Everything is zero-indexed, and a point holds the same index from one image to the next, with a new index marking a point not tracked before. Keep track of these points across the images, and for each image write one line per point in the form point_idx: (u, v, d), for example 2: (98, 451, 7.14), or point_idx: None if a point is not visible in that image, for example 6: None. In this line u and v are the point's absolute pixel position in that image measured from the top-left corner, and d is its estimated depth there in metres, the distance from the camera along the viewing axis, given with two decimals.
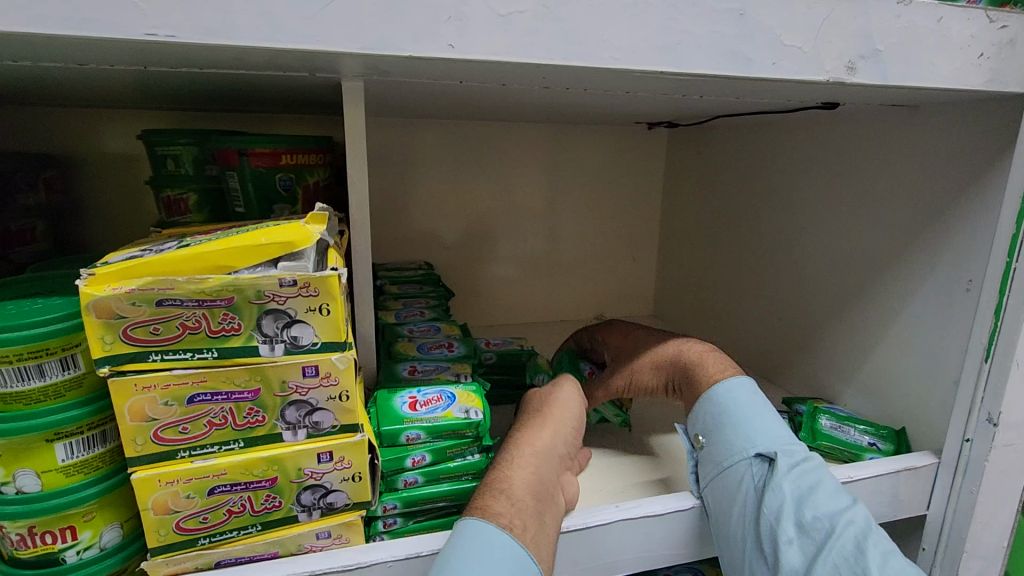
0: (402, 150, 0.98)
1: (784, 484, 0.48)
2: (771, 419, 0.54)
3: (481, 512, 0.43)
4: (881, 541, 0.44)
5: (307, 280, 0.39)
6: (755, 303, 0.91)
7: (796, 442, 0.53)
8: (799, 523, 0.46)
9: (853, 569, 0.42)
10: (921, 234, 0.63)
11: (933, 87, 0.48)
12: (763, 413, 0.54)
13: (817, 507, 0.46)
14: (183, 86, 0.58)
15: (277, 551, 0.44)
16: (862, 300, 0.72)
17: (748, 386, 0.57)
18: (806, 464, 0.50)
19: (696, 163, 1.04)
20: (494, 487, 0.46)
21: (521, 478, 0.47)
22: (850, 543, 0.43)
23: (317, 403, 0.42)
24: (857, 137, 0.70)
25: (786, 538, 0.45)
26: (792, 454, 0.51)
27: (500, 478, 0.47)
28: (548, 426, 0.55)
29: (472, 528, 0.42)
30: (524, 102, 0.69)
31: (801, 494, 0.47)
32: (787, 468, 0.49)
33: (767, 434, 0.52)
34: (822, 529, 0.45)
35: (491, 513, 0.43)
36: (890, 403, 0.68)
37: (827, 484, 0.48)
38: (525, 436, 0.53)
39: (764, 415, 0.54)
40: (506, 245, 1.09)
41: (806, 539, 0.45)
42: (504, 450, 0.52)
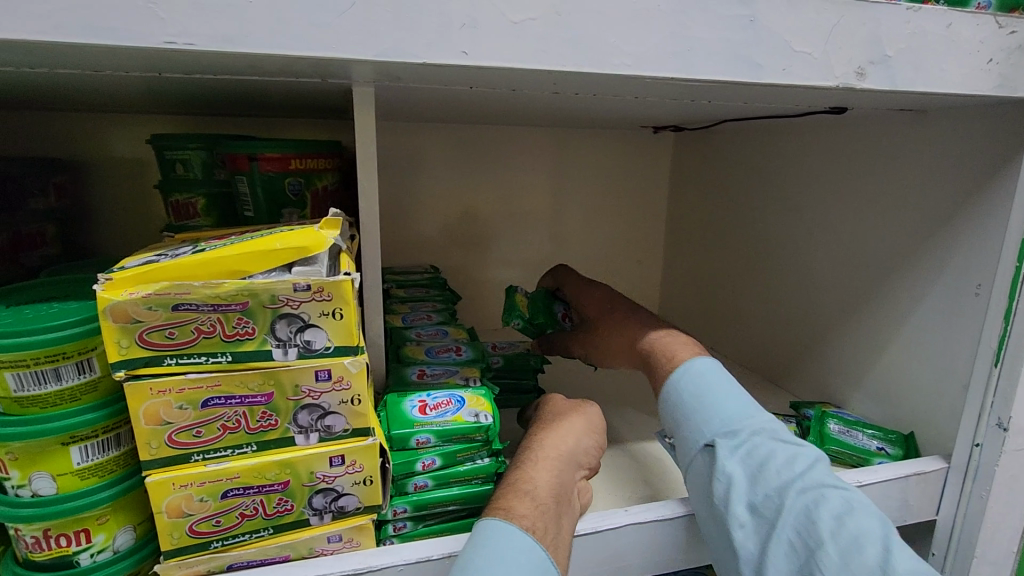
0: (409, 154, 0.99)
1: (729, 468, 0.48)
2: (719, 394, 0.54)
3: (505, 514, 0.44)
4: (835, 500, 0.44)
5: (321, 285, 0.39)
6: (762, 307, 0.91)
7: (749, 414, 0.52)
8: (752, 504, 0.47)
9: (806, 541, 0.43)
10: (929, 239, 0.63)
11: (942, 92, 0.48)
12: (709, 390, 0.54)
13: (765, 485, 0.47)
14: (194, 92, 0.58)
15: (288, 555, 0.44)
16: (869, 304, 0.71)
17: (694, 367, 0.57)
18: (755, 438, 0.50)
19: (701, 166, 1.05)
20: (517, 488, 0.47)
21: (545, 481, 0.48)
22: (800, 515, 0.44)
23: (329, 407, 0.42)
24: (864, 142, 0.71)
25: (737, 524, 0.46)
26: (737, 433, 0.51)
27: (524, 478, 0.48)
28: (571, 432, 0.56)
29: (495, 528, 0.42)
30: (532, 107, 0.69)
31: (749, 474, 0.48)
32: (732, 450, 0.50)
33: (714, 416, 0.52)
34: (774, 505, 0.46)
35: (516, 515, 0.44)
36: (899, 407, 0.68)
37: (780, 455, 0.49)
38: (548, 438, 0.54)
39: (711, 394, 0.54)
40: (511, 249, 1.09)
41: (759, 519, 0.46)
42: (523, 453, 0.52)
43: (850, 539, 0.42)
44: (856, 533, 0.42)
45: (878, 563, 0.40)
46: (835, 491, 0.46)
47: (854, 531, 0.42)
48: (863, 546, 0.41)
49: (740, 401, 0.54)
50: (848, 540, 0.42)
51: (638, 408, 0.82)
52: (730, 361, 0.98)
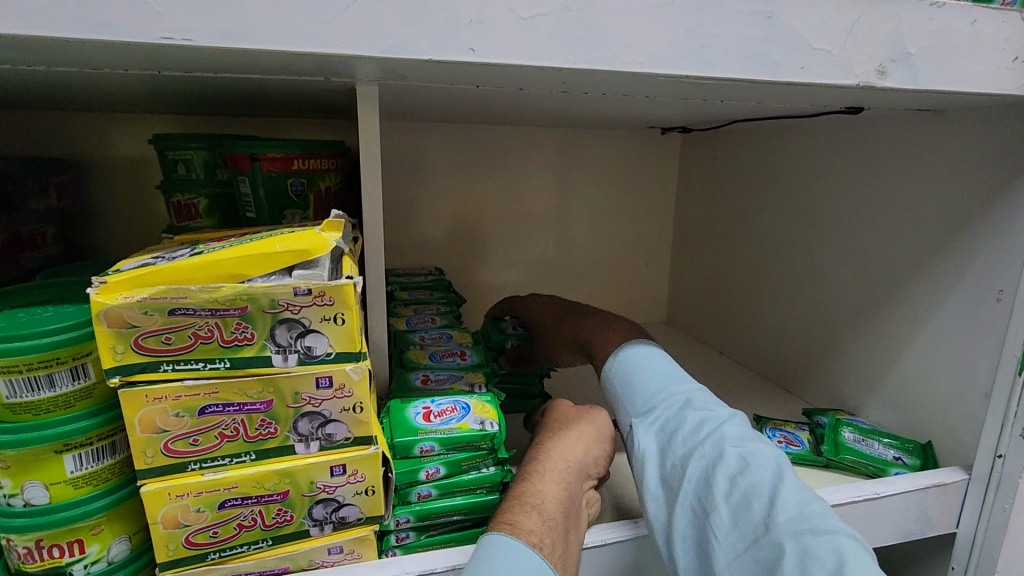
0: (413, 155, 0.98)
1: (643, 444, 0.49)
2: (645, 377, 0.55)
3: (511, 529, 0.42)
4: (732, 460, 0.44)
5: (322, 289, 0.38)
6: (772, 312, 0.89)
7: (668, 389, 0.53)
8: (663, 477, 0.47)
9: (702, 505, 0.42)
10: (949, 243, 0.61)
11: (965, 92, 0.46)
12: (633, 377, 0.56)
13: (672, 455, 0.47)
14: (196, 91, 0.57)
15: (287, 567, 0.43)
16: (884, 309, 0.70)
17: (624, 355, 0.59)
18: (669, 412, 0.51)
19: (710, 168, 1.03)
20: (524, 502, 0.45)
21: (553, 495, 0.46)
22: (698, 480, 0.44)
23: (331, 415, 0.41)
24: (880, 143, 0.69)
25: (649, 497, 0.46)
26: (653, 411, 0.52)
27: (530, 491, 0.46)
28: (580, 441, 0.54)
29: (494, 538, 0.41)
30: (539, 107, 0.68)
31: (660, 448, 0.48)
32: (648, 428, 0.51)
33: (637, 399, 0.54)
34: (678, 473, 0.46)
35: (522, 531, 0.42)
36: (916, 416, 0.66)
37: (687, 423, 0.49)
38: (556, 447, 0.53)
39: (634, 380, 0.56)
40: (517, 251, 1.07)
41: (668, 489, 0.46)
42: (530, 464, 0.51)
43: (740, 498, 0.41)
44: (746, 490, 0.41)
45: (761, 518, 0.39)
46: (734, 449, 0.45)
47: (745, 489, 0.41)
48: (751, 503, 0.40)
49: (665, 379, 0.54)
50: (738, 498, 0.41)
51: None
52: (739, 366, 0.96)
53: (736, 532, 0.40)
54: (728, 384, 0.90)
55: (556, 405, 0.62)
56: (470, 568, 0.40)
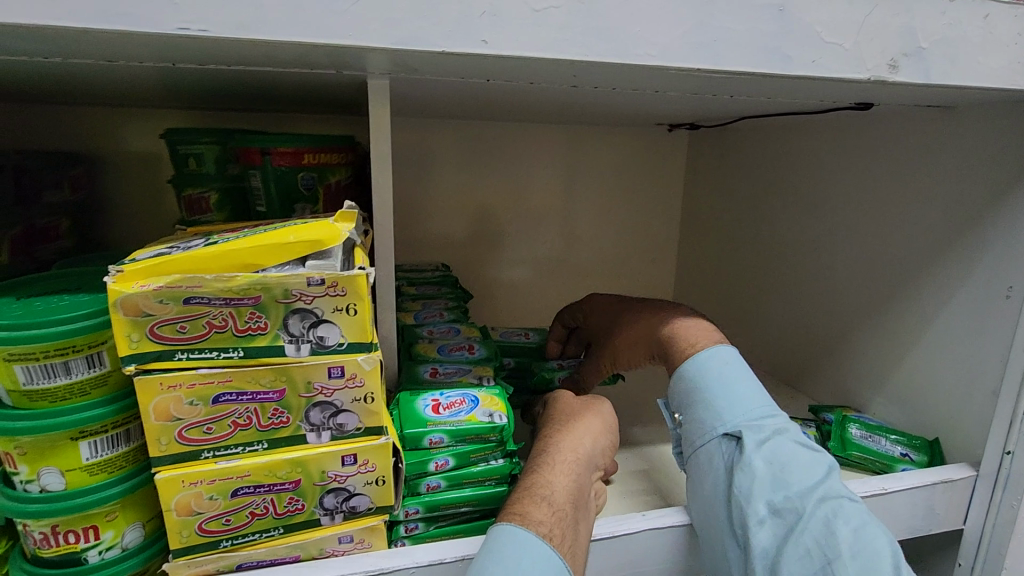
0: (420, 150, 0.98)
1: (753, 460, 0.47)
2: (748, 386, 0.52)
3: (521, 519, 0.42)
4: (853, 512, 0.44)
5: (335, 279, 0.38)
6: (779, 309, 0.89)
7: (772, 411, 0.51)
8: (771, 502, 0.45)
9: (826, 550, 0.42)
10: (957, 239, 0.61)
11: (977, 86, 0.46)
12: (734, 381, 0.52)
13: (788, 485, 0.46)
14: (208, 84, 0.57)
15: (298, 555, 0.43)
16: (891, 305, 0.70)
17: (721, 355, 0.55)
18: (777, 437, 0.49)
19: (717, 166, 1.03)
20: (534, 493, 0.45)
21: (562, 485, 0.47)
22: (821, 522, 0.43)
23: (342, 405, 0.41)
24: (889, 140, 0.69)
25: (756, 519, 0.45)
26: (761, 429, 0.49)
27: (539, 483, 0.46)
28: (589, 432, 0.54)
29: (502, 533, 0.41)
30: (548, 102, 0.68)
31: (771, 471, 0.47)
32: (756, 444, 0.48)
33: (737, 407, 0.51)
34: (796, 507, 0.45)
35: (532, 521, 0.42)
36: (923, 413, 0.66)
37: (801, 457, 0.48)
38: (561, 440, 0.53)
39: (736, 384, 0.52)
40: (523, 247, 1.08)
41: (777, 518, 0.45)
42: (537, 457, 0.51)
43: (868, 554, 0.41)
44: (873, 548, 0.42)
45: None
46: (850, 503, 0.45)
47: (872, 546, 0.42)
48: (880, 562, 0.41)
49: (763, 397, 0.52)
50: (866, 553, 0.41)
51: (652, 410, 0.81)
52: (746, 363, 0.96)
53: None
54: None
55: (560, 397, 0.62)
56: (481, 560, 0.40)
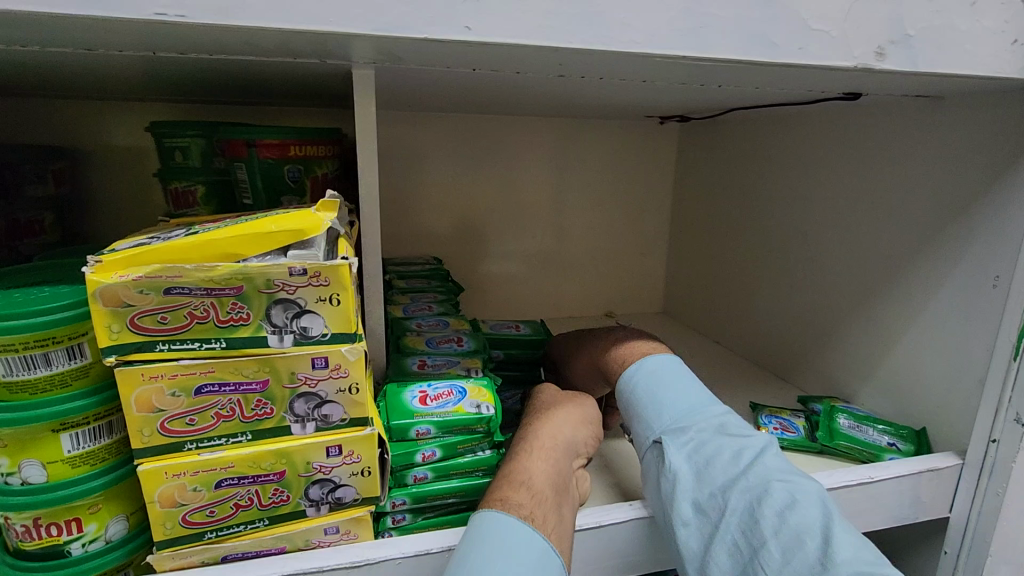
0: (411, 143, 0.97)
1: (674, 464, 0.48)
2: (672, 390, 0.53)
3: (502, 504, 0.43)
4: (778, 495, 0.43)
5: (317, 269, 0.38)
6: (768, 301, 0.90)
7: (699, 410, 0.51)
8: (696, 502, 0.46)
9: (750, 542, 0.42)
10: (945, 229, 0.61)
11: (964, 75, 0.46)
12: (659, 387, 0.54)
13: (711, 482, 0.46)
14: (191, 75, 0.57)
15: (284, 547, 0.43)
16: (879, 296, 0.70)
17: (647, 365, 0.57)
18: (702, 434, 0.49)
19: (707, 158, 1.03)
20: (513, 479, 0.46)
21: (539, 469, 0.47)
22: (743, 514, 0.43)
23: (326, 396, 0.41)
24: (878, 131, 0.69)
25: (682, 522, 0.45)
26: (684, 430, 0.50)
27: (518, 470, 0.47)
28: (569, 421, 0.55)
29: (487, 518, 0.41)
30: (537, 93, 0.68)
31: (695, 472, 0.47)
32: (678, 446, 0.49)
33: (662, 413, 0.52)
34: (718, 504, 0.44)
35: (512, 505, 0.43)
36: (910, 403, 0.66)
37: (725, 450, 0.47)
38: (533, 429, 0.53)
39: (660, 391, 0.53)
40: (514, 240, 1.08)
41: (703, 518, 0.45)
42: (519, 444, 0.52)
43: (791, 537, 0.40)
44: (798, 530, 0.40)
45: (819, 560, 0.39)
46: (779, 484, 0.44)
47: (796, 529, 0.40)
48: (804, 544, 0.40)
49: (692, 397, 0.52)
50: (790, 538, 0.40)
51: None
52: (736, 355, 0.97)
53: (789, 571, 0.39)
54: (725, 372, 0.90)
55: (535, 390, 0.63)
56: (465, 547, 0.40)
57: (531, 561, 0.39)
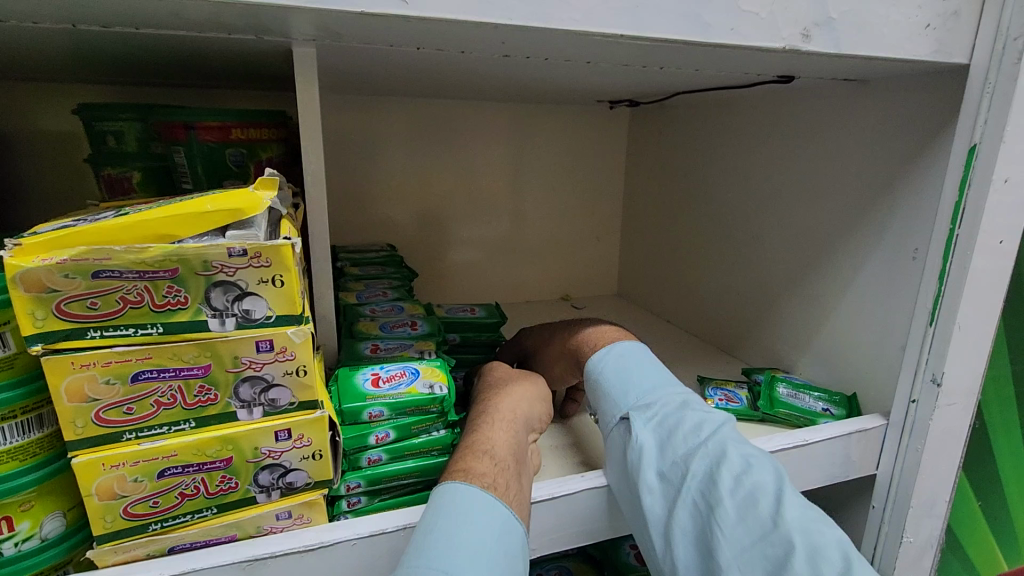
0: (361, 127, 0.95)
1: (641, 436, 0.49)
2: (639, 371, 0.55)
3: (465, 475, 0.44)
4: (734, 458, 0.45)
5: (257, 249, 0.37)
6: (714, 279, 0.93)
7: (662, 387, 0.54)
8: (659, 470, 0.47)
9: (708, 501, 0.43)
10: (871, 206, 0.65)
11: (884, 57, 0.49)
12: (627, 369, 0.56)
13: (674, 449, 0.47)
14: (122, 52, 0.54)
15: (234, 535, 0.43)
16: (814, 271, 0.74)
17: (616, 348, 0.59)
18: (667, 408, 0.51)
19: (656, 142, 1.05)
20: (476, 449, 0.47)
21: (502, 440, 0.49)
22: (703, 478, 0.44)
23: (273, 379, 0.40)
24: (811, 113, 0.72)
25: (647, 489, 0.46)
26: (649, 405, 0.52)
27: (482, 439, 0.49)
28: (525, 397, 0.57)
29: (454, 488, 0.42)
30: (485, 75, 0.68)
31: (659, 442, 0.48)
32: (644, 420, 0.51)
33: (629, 391, 0.54)
34: (681, 469, 0.46)
35: (476, 474, 0.44)
36: (843, 370, 0.70)
37: (687, 421, 0.49)
38: (508, 404, 0.54)
39: (628, 371, 0.56)
40: (469, 226, 1.07)
41: (667, 484, 0.46)
42: (476, 417, 0.53)
43: (745, 496, 0.42)
44: (752, 489, 0.42)
45: (771, 517, 0.40)
46: (737, 449, 0.46)
47: (752, 487, 0.42)
48: (760, 500, 0.41)
49: (656, 377, 0.55)
50: (744, 496, 0.42)
51: None
52: (685, 334, 1.00)
53: (742, 528, 0.40)
54: (675, 349, 0.93)
55: (489, 367, 0.64)
56: (423, 528, 0.40)
57: (493, 526, 0.40)
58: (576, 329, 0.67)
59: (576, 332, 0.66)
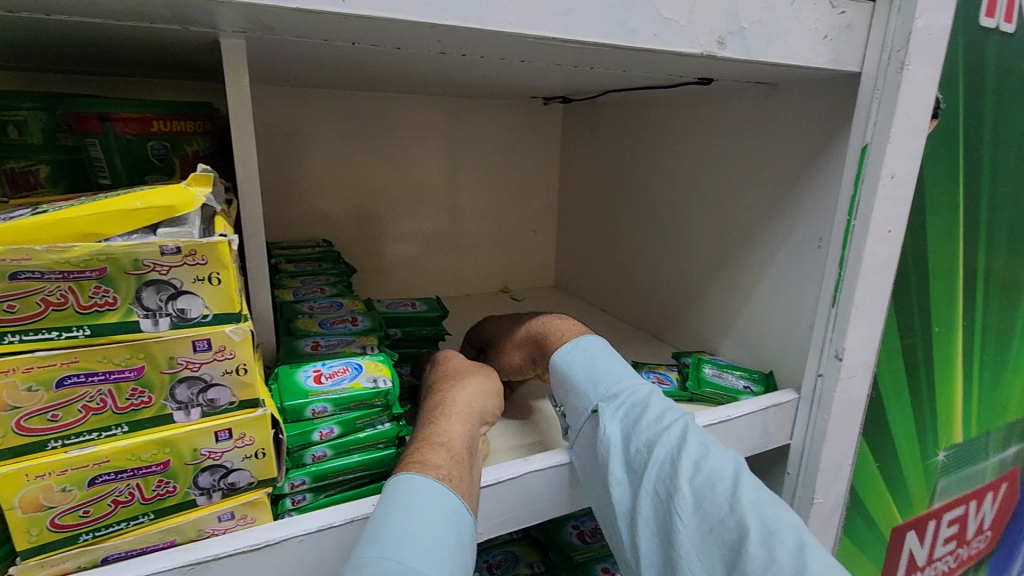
0: (293, 120, 0.93)
1: (607, 428, 0.52)
2: (605, 362, 0.58)
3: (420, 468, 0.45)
4: (694, 446, 0.47)
5: (192, 247, 0.37)
6: (645, 269, 0.98)
7: (627, 377, 0.56)
8: (625, 462, 0.50)
9: (670, 491, 0.46)
10: (782, 199, 0.71)
11: (788, 64, 0.54)
12: (593, 360, 0.58)
13: (638, 440, 0.50)
14: (24, 36, 0.50)
15: (174, 540, 0.41)
16: (734, 260, 0.80)
17: (583, 342, 0.61)
18: (631, 398, 0.54)
19: (589, 138, 1.09)
20: (432, 442, 0.49)
21: (458, 433, 0.50)
22: (664, 467, 0.47)
23: (211, 379, 0.40)
24: (729, 113, 0.77)
25: (613, 481, 0.50)
26: (615, 396, 0.54)
27: (438, 432, 0.50)
28: (481, 393, 0.58)
29: (407, 483, 0.43)
30: (421, 70, 0.68)
31: (624, 433, 0.52)
32: (610, 412, 0.53)
33: (595, 383, 0.56)
34: (644, 460, 0.49)
35: (431, 466, 0.45)
36: (760, 350, 0.77)
37: (651, 410, 0.52)
38: (461, 396, 0.56)
39: (594, 362, 0.58)
40: (407, 220, 1.07)
41: (632, 474, 0.49)
42: (433, 410, 0.54)
43: (704, 482, 0.45)
44: (710, 475, 0.45)
45: (727, 501, 0.43)
46: (697, 437, 0.49)
47: (710, 474, 0.45)
48: (717, 486, 0.44)
49: (622, 367, 0.57)
50: (703, 482, 0.45)
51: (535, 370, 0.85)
52: (619, 322, 1.05)
53: (700, 514, 0.44)
54: (610, 337, 0.98)
55: (441, 359, 0.66)
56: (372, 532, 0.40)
57: (445, 517, 0.41)
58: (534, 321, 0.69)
59: (535, 324, 0.68)
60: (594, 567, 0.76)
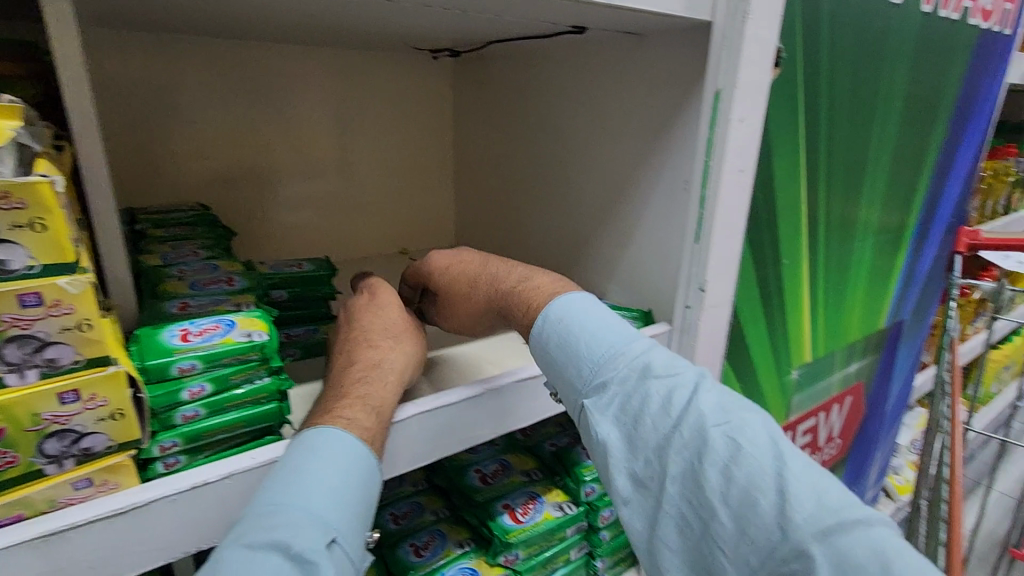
0: (146, 69, 0.84)
1: (605, 434, 0.52)
2: (593, 339, 0.56)
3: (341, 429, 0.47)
4: (720, 446, 0.46)
5: (5, 189, 0.33)
6: (536, 223, 1.00)
7: (616, 358, 0.54)
8: (636, 476, 0.50)
9: (696, 507, 0.46)
10: (654, 146, 0.75)
11: (648, 10, 0.56)
12: (572, 337, 0.56)
13: (645, 446, 0.50)
14: None
15: (21, 515, 0.38)
16: (616, 207, 0.84)
17: (558, 307, 0.58)
18: (625, 390, 0.53)
19: (478, 93, 1.08)
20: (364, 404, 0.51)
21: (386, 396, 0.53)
22: (682, 479, 0.47)
23: (48, 337, 0.36)
24: (606, 65, 0.80)
25: (625, 499, 0.50)
26: (608, 389, 0.53)
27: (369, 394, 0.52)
28: (411, 350, 0.60)
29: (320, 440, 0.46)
30: (285, 12, 0.64)
31: (626, 439, 0.52)
32: (606, 412, 0.53)
33: (583, 371, 0.55)
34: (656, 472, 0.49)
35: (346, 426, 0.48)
36: (640, 291, 0.82)
37: (653, 404, 0.51)
38: (391, 353, 0.58)
39: (573, 340, 0.56)
40: (292, 180, 1.01)
41: (645, 487, 0.50)
42: (366, 368, 0.55)
43: (738, 493, 0.44)
44: (743, 483, 0.44)
45: (766, 515, 0.42)
46: (717, 431, 0.47)
47: (742, 481, 0.44)
48: (753, 495, 0.43)
49: (610, 344, 0.55)
50: (738, 494, 0.44)
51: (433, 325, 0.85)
52: None
53: (739, 528, 0.43)
54: None
55: (382, 304, 0.64)
56: (269, 483, 0.44)
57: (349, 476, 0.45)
58: (496, 283, 0.65)
59: (498, 288, 0.65)
60: (495, 505, 0.79)
